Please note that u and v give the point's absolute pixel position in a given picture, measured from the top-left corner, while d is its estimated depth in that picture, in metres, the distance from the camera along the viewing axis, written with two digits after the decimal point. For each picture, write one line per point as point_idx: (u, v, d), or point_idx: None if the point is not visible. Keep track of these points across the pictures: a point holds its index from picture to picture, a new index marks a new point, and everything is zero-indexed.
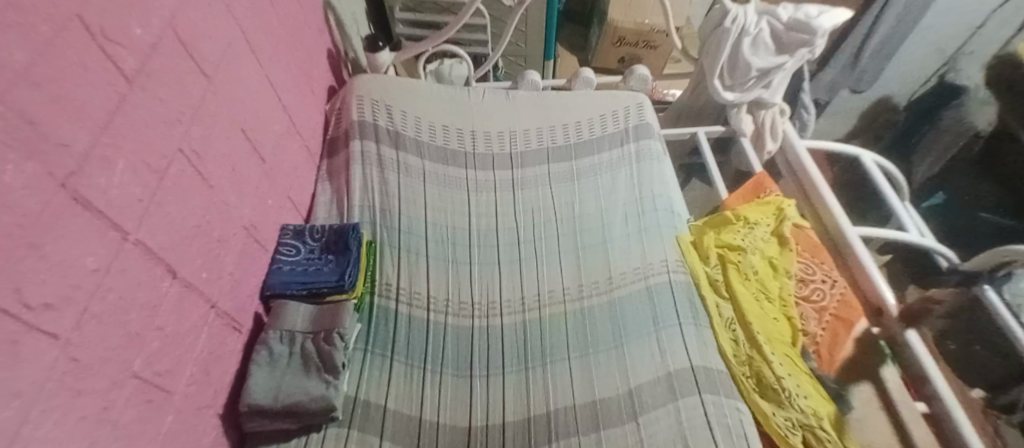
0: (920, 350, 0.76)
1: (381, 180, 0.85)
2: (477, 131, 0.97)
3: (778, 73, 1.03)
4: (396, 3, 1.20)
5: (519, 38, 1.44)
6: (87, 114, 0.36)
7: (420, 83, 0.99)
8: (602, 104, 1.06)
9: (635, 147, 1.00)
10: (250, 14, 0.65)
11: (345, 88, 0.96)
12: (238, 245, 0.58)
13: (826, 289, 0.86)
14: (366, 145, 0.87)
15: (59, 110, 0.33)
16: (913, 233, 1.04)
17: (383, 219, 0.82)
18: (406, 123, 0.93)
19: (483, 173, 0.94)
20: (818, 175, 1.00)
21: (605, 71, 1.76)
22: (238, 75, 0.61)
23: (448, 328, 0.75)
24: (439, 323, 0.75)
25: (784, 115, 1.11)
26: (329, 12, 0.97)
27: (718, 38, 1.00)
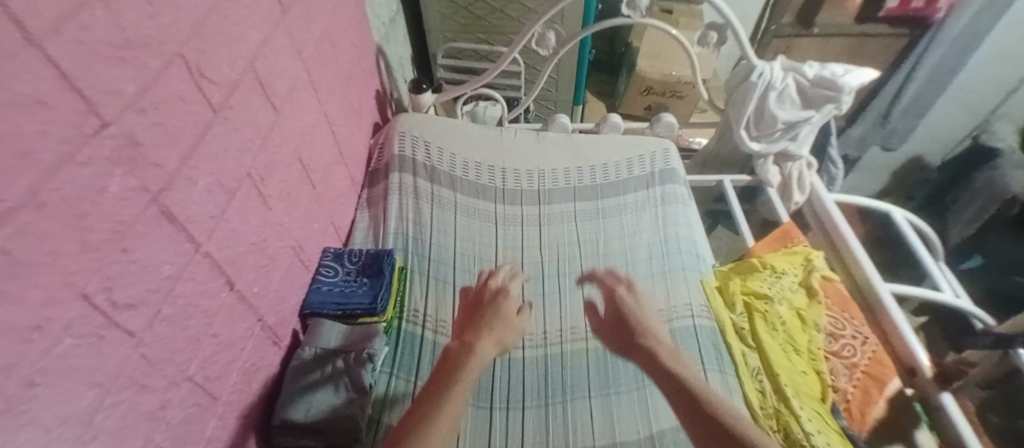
0: (956, 415, 0.73)
1: (416, 211, 0.89)
2: (507, 169, 1.02)
3: (805, 127, 1.06)
4: (439, 49, 1.30)
5: (551, 84, 1.51)
6: (179, 138, 0.41)
7: (457, 122, 1.05)
8: (629, 148, 1.10)
9: (660, 191, 1.03)
10: (315, 57, 0.72)
11: (389, 125, 1.02)
12: (286, 263, 0.62)
13: (857, 345, 0.84)
14: (404, 177, 0.92)
15: (158, 134, 0.38)
16: (947, 293, 1.02)
17: (415, 247, 0.84)
18: (441, 159, 0.98)
19: (512, 209, 0.98)
20: (846, 227, 1.00)
21: (632, 118, 1.81)
22: (300, 109, 0.67)
23: None
24: None
25: (812, 167, 1.12)
26: (379, 57, 1.06)
27: (744, 92, 1.04)
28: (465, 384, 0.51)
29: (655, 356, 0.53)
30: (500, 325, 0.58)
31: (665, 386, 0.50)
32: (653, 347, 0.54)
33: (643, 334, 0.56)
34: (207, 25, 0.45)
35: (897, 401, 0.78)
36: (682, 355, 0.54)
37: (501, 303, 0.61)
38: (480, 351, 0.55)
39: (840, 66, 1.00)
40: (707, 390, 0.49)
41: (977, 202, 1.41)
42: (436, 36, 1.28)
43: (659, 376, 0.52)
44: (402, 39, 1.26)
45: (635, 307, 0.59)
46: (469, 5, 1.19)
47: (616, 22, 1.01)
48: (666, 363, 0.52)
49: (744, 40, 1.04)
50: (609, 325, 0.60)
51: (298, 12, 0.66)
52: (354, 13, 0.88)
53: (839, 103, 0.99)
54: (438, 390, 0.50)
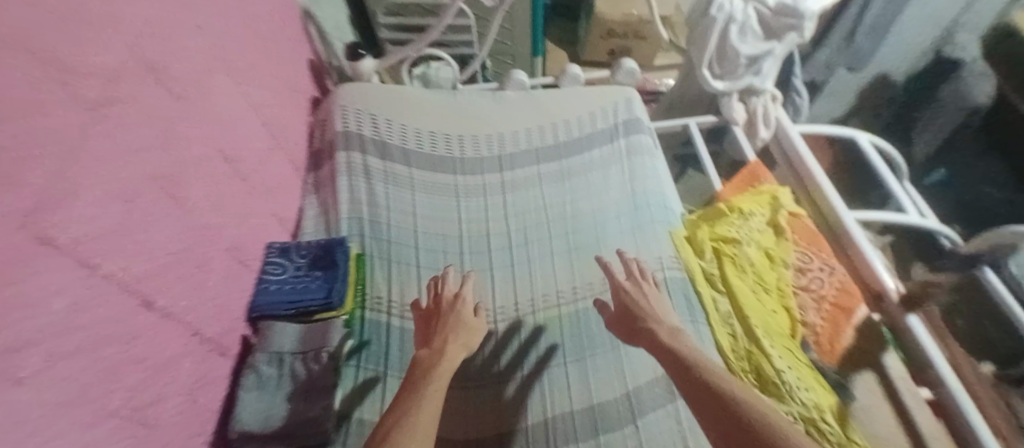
0: (922, 335, 0.76)
1: (369, 191, 0.84)
2: (464, 136, 0.97)
3: (768, 59, 1.02)
4: (379, 7, 1.19)
5: (506, 36, 1.43)
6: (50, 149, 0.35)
7: (405, 90, 0.98)
8: (591, 101, 1.05)
9: (625, 143, 1.00)
10: (222, 33, 0.64)
11: (329, 99, 0.94)
12: (222, 268, 0.58)
13: (825, 277, 0.84)
14: (352, 156, 0.86)
15: (19, 145, 0.33)
16: (914, 214, 1.04)
17: (373, 232, 0.80)
18: (392, 131, 0.92)
19: (472, 179, 0.94)
20: (812, 160, 0.99)
21: (596, 64, 1.73)
22: (211, 95, 0.60)
23: None
24: None
25: (777, 101, 1.09)
26: (307, 23, 0.96)
27: (705, 28, 0.98)
28: (438, 382, 0.55)
29: (654, 336, 0.62)
30: (459, 330, 0.63)
31: (667, 362, 0.58)
32: (654, 329, 0.63)
33: (644, 320, 0.65)
34: (56, 6, 0.38)
35: (868, 329, 0.80)
36: (680, 335, 0.62)
37: (460, 309, 0.67)
38: (445, 355, 0.59)
39: None
40: (701, 357, 0.57)
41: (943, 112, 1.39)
42: None
43: (660, 354, 0.59)
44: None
45: (636, 302, 0.69)
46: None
47: None
48: (666, 341, 0.60)
49: None
50: (617, 319, 0.68)
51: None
52: None
53: (801, 30, 0.94)
54: (415, 386, 0.54)
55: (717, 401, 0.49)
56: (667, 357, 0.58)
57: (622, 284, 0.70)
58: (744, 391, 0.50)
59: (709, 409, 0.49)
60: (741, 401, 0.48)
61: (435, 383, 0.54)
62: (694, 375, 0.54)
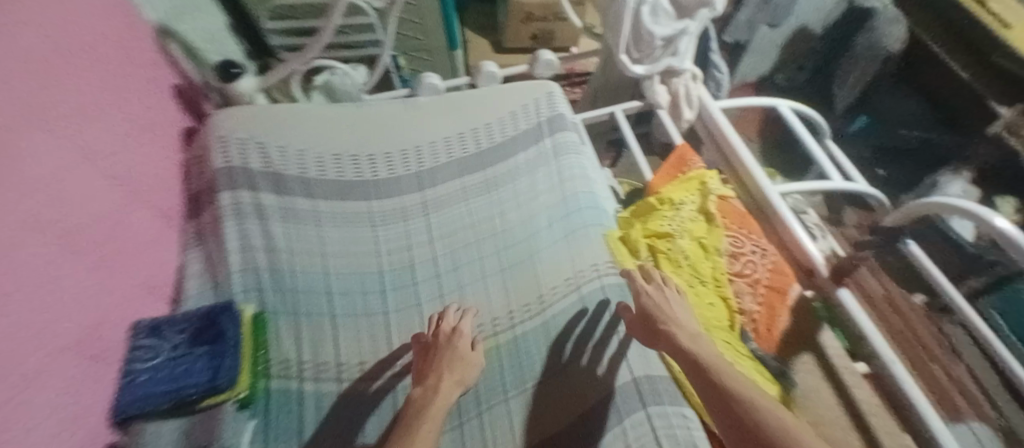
0: (855, 308, 0.76)
1: (264, 234, 0.73)
2: (375, 155, 0.87)
3: (683, 39, 0.98)
4: (262, 12, 1.09)
5: (418, 31, 1.32)
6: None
7: (296, 108, 0.87)
8: (510, 100, 0.97)
9: (551, 142, 0.94)
10: (45, 71, 0.52)
11: (204, 130, 0.81)
12: (65, 370, 0.48)
13: (758, 260, 0.84)
14: (237, 196, 0.75)
15: None
16: (838, 179, 1.07)
17: (274, 283, 0.70)
18: (286, 161, 0.81)
19: (388, 202, 0.84)
20: (736, 139, 0.97)
21: (519, 51, 1.65)
22: (31, 154, 0.48)
23: (367, 400, 0.64)
24: (353, 395, 0.65)
25: (698, 79, 1.06)
26: (168, 42, 0.82)
27: (617, 12, 0.93)
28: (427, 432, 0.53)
29: (676, 339, 0.65)
30: (457, 365, 0.62)
31: (687, 366, 0.62)
32: (675, 333, 0.65)
33: (664, 323, 0.67)
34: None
35: (801, 307, 0.82)
36: (699, 338, 0.65)
37: (457, 341, 0.66)
38: (440, 392, 0.59)
39: None
40: (721, 364, 0.61)
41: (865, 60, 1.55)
42: None
43: (680, 358, 0.63)
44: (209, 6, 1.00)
45: (649, 304, 0.70)
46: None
47: None
48: (687, 347, 0.63)
49: None
50: (637, 322, 0.71)
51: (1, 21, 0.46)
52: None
53: (713, 6, 0.92)
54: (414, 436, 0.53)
55: (727, 411, 0.56)
56: (691, 365, 0.62)
57: (641, 289, 0.72)
58: (761, 404, 0.55)
59: (732, 423, 0.55)
60: (762, 413, 0.54)
61: (430, 420, 0.55)
62: (716, 389, 0.58)
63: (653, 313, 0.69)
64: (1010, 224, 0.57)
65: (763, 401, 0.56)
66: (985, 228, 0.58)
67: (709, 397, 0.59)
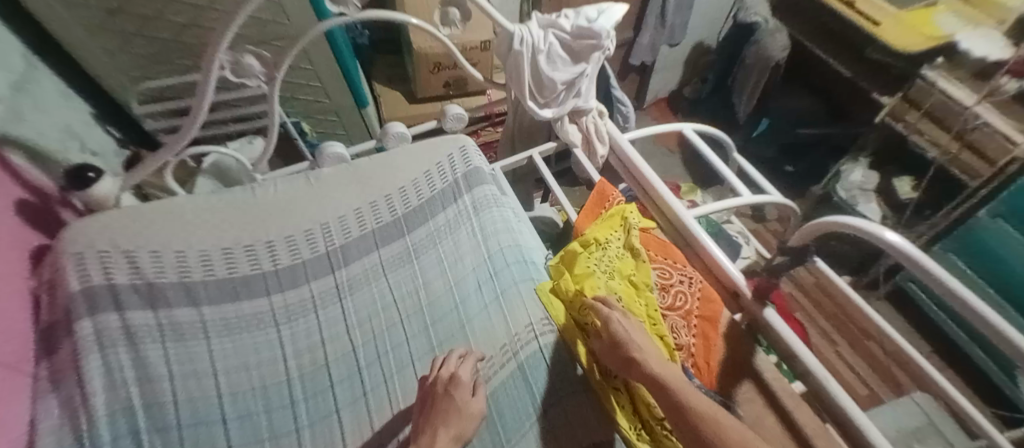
0: (784, 328, 0.77)
1: (137, 361, 0.63)
2: (273, 241, 0.78)
3: (584, 80, 0.99)
4: (132, 97, 0.99)
5: (319, 93, 1.25)
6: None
7: (172, 204, 0.76)
8: (419, 160, 0.92)
9: (469, 198, 0.89)
10: None
11: (56, 248, 0.69)
12: None
13: (687, 290, 0.86)
14: (100, 321, 0.63)
15: None
16: (748, 194, 1.11)
17: (154, 421, 0.60)
18: (164, 269, 0.70)
19: (294, 293, 0.75)
20: (649, 170, 0.98)
21: (432, 99, 1.59)
22: None
23: None
24: None
25: (603, 115, 1.10)
26: (7, 148, 0.71)
27: (513, 61, 0.91)
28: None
29: (647, 368, 0.60)
30: (459, 421, 0.60)
31: (661, 401, 0.57)
32: (646, 363, 0.60)
33: (635, 351, 0.62)
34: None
35: (734, 332, 0.82)
36: (669, 363, 0.61)
37: (456, 391, 0.63)
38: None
39: (592, 8, 0.93)
40: (692, 391, 0.57)
41: (753, 74, 1.81)
42: (117, 81, 0.96)
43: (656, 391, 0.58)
44: (60, 99, 0.88)
45: (615, 328, 0.66)
46: (126, 7, 0.84)
47: (354, 17, 0.81)
48: (660, 375, 0.59)
49: (487, 6, 0.88)
50: (609, 350, 0.66)
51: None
52: None
53: (604, 49, 0.93)
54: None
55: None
56: (660, 396, 0.57)
57: (613, 317, 0.67)
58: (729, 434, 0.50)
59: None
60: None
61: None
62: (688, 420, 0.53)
63: (627, 345, 0.63)
64: (901, 237, 0.59)
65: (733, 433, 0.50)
66: (880, 241, 0.61)
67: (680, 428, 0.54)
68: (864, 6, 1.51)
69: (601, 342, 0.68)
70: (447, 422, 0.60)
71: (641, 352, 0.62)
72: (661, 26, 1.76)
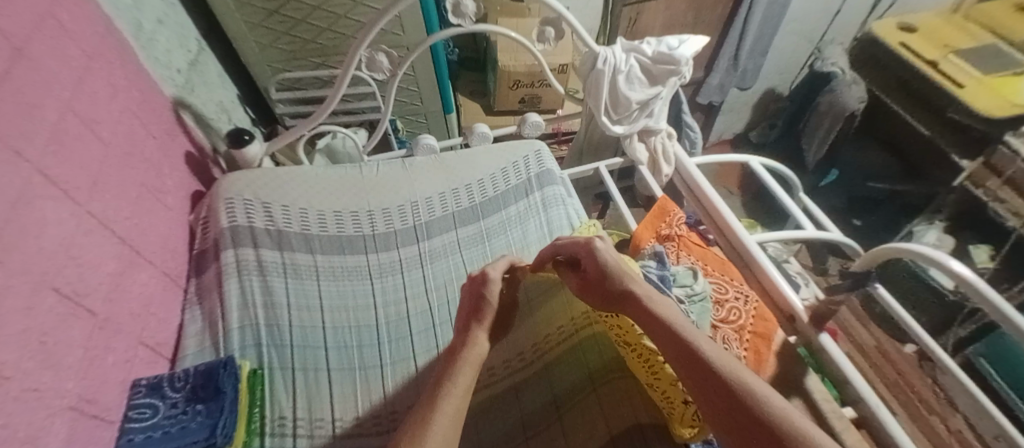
0: (835, 351, 0.79)
1: (264, 289, 0.76)
2: (372, 210, 0.91)
3: (657, 101, 1.07)
4: (271, 84, 1.18)
5: (415, 97, 1.41)
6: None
7: (300, 169, 0.92)
8: (500, 157, 1.03)
9: (539, 195, 0.98)
10: (66, 147, 0.56)
11: (211, 193, 0.85)
12: (66, 428, 0.48)
13: (742, 306, 0.88)
14: (241, 253, 0.78)
15: None
16: (810, 228, 1.13)
17: (272, 338, 0.72)
18: (288, 218, 0.85)
19: (386, 255, 0.87)
20: (710, 189, 1.04)
21: (508, 113, 1.73)
22: (43, 224, 0.50)
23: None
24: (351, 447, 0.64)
25: (672, 137, 1.16)
26: (182, 111, 0.88)
27: (594, 79, 1.00)
28: (460, 379, 0.53)
29: (634, 296, 0.60)
30: (492, 311, 0.63)
31: (656, 333, 0.56)
32: (634, 290, 0.61)
33: (623, 278, 0.62)
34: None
35: (785, 352, 0.84)
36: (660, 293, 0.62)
37: (486, 288, 0.65)
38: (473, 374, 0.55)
39: (674, 37, 1.01)
40: (683, 320, 0.57)
41: (826, 120, 1.80)
42: (262, 69, 1.15)
43: (648, 323, 0.57)
44: (217, 79, 1.07)
45: (600, 251, 0.65)
46: (281, 9, 1.02)
47: (464, 29, 0.96)
48: (651, 307, 0.58)
49: (578, 28, 0.99)
50: (591, 280, 0.65)
51: (9, 83, 0.48)
52: (120, 71, 0.69)
53: (681, 75, 1.00)
54: (448, 378, 0.53)
55: (718, 382, 0.49)
56: (652, 322, 0.57)
57: (598, 244, 0.66)
58: (724, 356, 0.52)
59: (699, 371, 0.51)
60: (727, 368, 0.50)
61: (465, 368, 0.55)
62: (683, 346, 0.53)
63: (615, 272, 0.63)
64: (969, 269, 0.61)
65: (725, 356, 0.52)
66: (945, 272, 0.63)
67: (673, 352, 0.54)
68: (946, 67, 1.49)
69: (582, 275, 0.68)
70: (481, 321, 0.61)
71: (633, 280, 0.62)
72: (733, 68, 1.81)
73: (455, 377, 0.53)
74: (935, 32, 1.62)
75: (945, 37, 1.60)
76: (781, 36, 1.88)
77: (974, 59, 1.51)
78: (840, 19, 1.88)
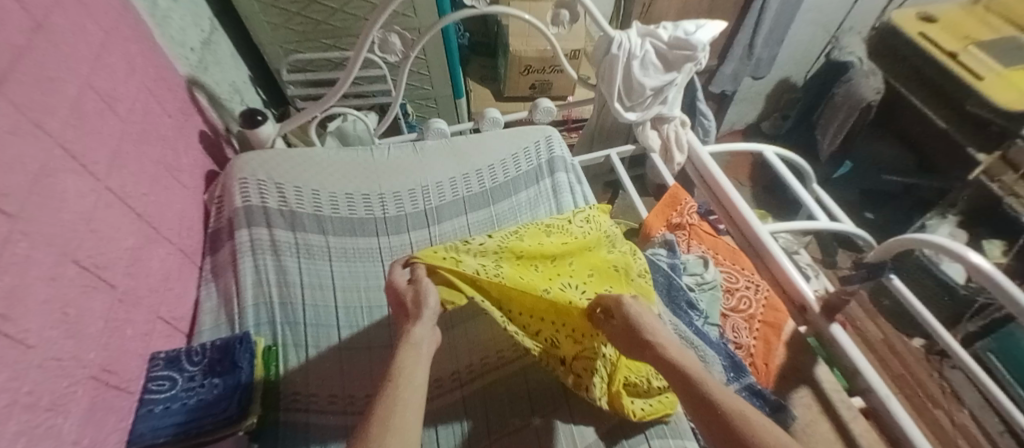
0: (847, 343, 0.78)
1: (277, 268, 0.77)
2: (383, 194, 0.91)
3: (671, 88, 1.05)
4: (283, 65, 1.18)
5: (425, 81, 1.40)
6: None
7: (312, 151, 0.92)
8: (510, 142, 1.03)
9: (550, 182, 0.98)
10: (81, 121, 0.56)
11: (225, 172, 0.85)
12: (87, 399, 0.49)
13: (751, 295, 0.90)
14: (255, 232, 0.79)
15: None
16: (825, 220, 1.12)
17: (285, 316, 0.72)
18: (301, 200, 0.85)
19: (397, 238, 0.87)
20: (722, 176, 1.02)
21: (518, 99, 1.72)
22: (62, 197, 0.51)
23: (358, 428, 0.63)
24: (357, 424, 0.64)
25: (685, 125, 1.14)
26: (196, 90, 0.88)
27: (608, 64, 0.99)
28: (410, 373, 0.49)
29: (661, 351, 0.54)
30: (413, 299, 0.57)
31: (682, 392, 0.51)
32: (660, 345, 0.55)
33: (650, 332, 0.56)
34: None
35: (795, 341, 0.85)
36: (685, 348, 0.56)
37: (395, 285, 0.59)
38: (420, 366, 0.50)
39: (691, 22, 0.99)
40: (712, 377, 0.51)
41: (840, 112, 1.76)
42: (274, 51, 1.15)
43: (673, 376, 0.52)
44: (229, 59, 1.07)
45: (627, 307, 0.58)
46: None
47: (473, 12, 0.95)
48: (677, 360, 0.53)
49: (594, 11, 0.98)
50: (619, 336, 0.59)
51: (29, 57, 0.49)
52: (137, 49, 0.70)
53: (697, 61, 0.98)
54: (396, 371, 0.49)
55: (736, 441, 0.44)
56: (678, 382, 0.52)
57: (627, 299, 0.59)
58: (746, 410, 0.47)
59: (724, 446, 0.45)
60: (760, 437, 0.43)
61: (403, 353, 0.52)
62: (704, 400, 0.49)
63: (642, 327, 0.56)
64: (986, 260, 0.61)
65: (752, 412, 0.46)
66: (966, 265, 0.62)
67: (693, 406, 0.49)
68: (965, 59, 1.44)
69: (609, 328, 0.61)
70: (409, 316, 0.56)
71: (655, 334, 0.56)
72: (747, 57, 1.77)
73: (400, 374, 0.49)
74: (955, 23, 1.57)
75: (965, 28, 1.55)
76: (798, 24, 1.84)
77: (994, 50, 1.46)
78: (859, 7, 1.83)
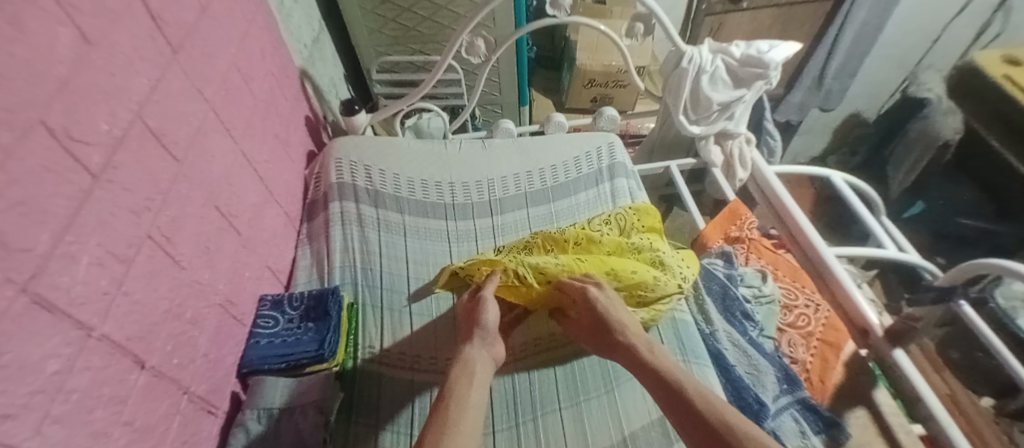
0: (909, 368, 0.77)
1: (361, 238, 0.85)
2: (454, 183, 0.98)
3: (739, 105, 1.07)
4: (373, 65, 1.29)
5: (495, 88, 1.48)
6: (35, 196, 0.34)
7: (398, 139, 1.01)
8: (574, 146, 1.08)
9: (610, 186, 1.02)
10: (225, 94, 0.66)
11: (324, 153, 0.96)
12: (214, 324, 0.57)
13: (811, 313, 0.88)
14: (345, 205, 0.88)
15: (33, 218, 0.33)
16: (894, 250, 1.08)
17: (365, 278, 0.81)
18: (384, 180, 0.94)
19: (464, 224, 0.94)
20: (782, 190, 1.03)
21: (578, 111, 1.78)
22: (210, 153, 0.61)
23: (412, 384, 0.70)
24: (405, 380, 0.70)
25: (751, 143, 1.15)
26: (305, 80, 0.99)
27: (676, 77, 1.02)
28: (464, 393, 0.54)
29: (631, 351, 0.63)
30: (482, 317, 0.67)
31: (650, 383, 0.59)
32: (630, 343, 0.64)
33: (620, 332, 0.65)
34: (57, 68, 0.37)
35: (854, 363, 0.83)
36: (653, 343, 0.65)
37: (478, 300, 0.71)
38: (473, 388, 0.56)
39: (765, 42, 1.01)
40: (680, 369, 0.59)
41: (915, 150, 1.65)
42: (367, 52, 1.26)
43: (641, 371, 0.61)
44: (330, 57, 1.19)
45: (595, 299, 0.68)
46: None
47: (545, 22, 1.01)
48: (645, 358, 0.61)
49: (669, 26, 1.02)
50: (588, 328, 0.69)
51: (198, 35, 0.59)
52: (268, 39, 0.81)
53: (768, 79, 1.00)
54: (449, 389, 0.55)
55: (705, 426, 0.51)
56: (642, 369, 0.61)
57: (594, 292, 0.69)
58: (708, 397, 0.54)
59: (690, 425, 0.52)
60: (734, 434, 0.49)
61: (460, 372, 0.59)
62: (676, 396, 0.55)
63: (611, 323, 0.66)
64: None
65: (721, 404, 0.53)
66: None
67: (659, 393, 0.57)
68: None
69: (578, 319, 0.71)
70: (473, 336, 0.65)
71: (625, 334, 0.65)
72: (816, 87, 1.70)
73: (456, 391, 0.55)
74: None
75: None
76: (872, 58, 1.78)
77: None
78: (941, 44, 1.75)
